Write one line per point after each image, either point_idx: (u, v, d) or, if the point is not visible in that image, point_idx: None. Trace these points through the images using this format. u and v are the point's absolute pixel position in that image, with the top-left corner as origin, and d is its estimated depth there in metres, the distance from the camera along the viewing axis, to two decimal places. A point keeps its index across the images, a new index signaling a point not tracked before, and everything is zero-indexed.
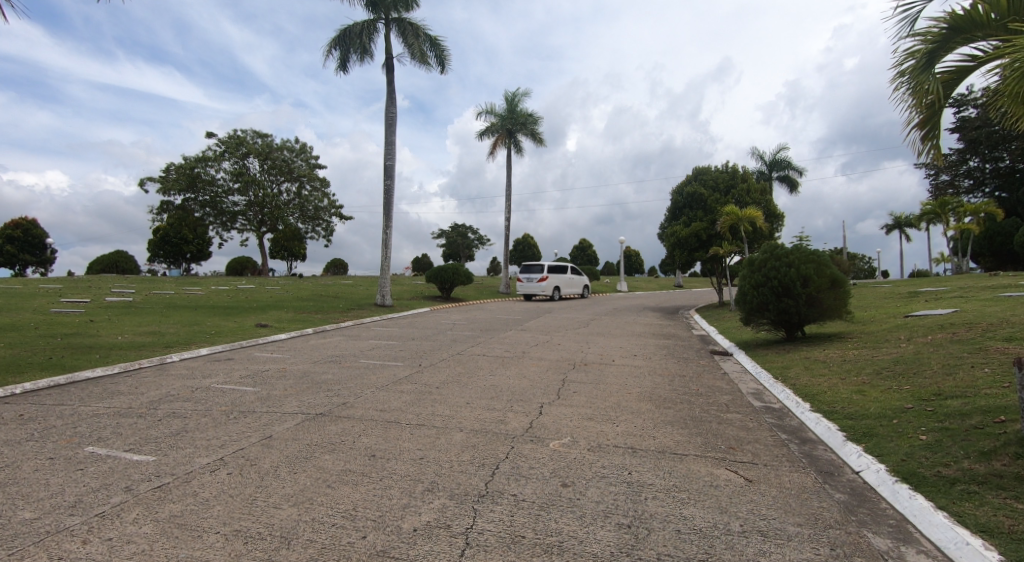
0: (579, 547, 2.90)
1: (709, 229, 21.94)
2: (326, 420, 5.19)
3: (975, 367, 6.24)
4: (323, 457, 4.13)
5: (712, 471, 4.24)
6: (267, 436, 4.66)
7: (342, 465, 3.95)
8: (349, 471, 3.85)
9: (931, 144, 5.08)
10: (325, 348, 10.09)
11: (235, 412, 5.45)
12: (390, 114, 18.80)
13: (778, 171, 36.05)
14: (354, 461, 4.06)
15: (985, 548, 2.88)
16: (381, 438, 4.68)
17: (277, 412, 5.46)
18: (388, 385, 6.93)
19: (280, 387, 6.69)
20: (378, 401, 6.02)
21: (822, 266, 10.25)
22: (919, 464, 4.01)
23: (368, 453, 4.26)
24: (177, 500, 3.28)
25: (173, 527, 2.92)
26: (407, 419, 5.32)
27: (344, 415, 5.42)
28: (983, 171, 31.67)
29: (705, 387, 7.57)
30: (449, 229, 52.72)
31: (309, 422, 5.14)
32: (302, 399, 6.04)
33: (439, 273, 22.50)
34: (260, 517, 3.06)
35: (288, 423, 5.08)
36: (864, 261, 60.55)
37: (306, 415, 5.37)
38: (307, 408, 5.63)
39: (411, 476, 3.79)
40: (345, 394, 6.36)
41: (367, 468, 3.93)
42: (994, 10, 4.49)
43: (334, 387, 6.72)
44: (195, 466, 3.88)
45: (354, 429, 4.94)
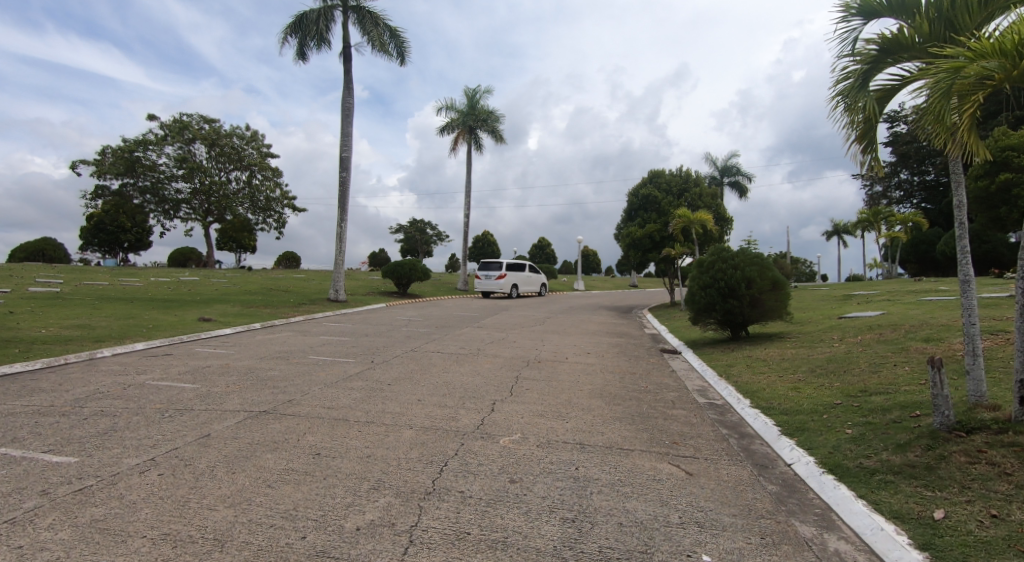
0: (523, 542, 2.95)
1: (662, 231, 22.60)
2: (269, 419, 5.06)
3: (897, 365, 6.69)
4: (265, 456, 4.04)
5: (655, 465, 4.39)
6: (205, 435, 4.52)
7: (284, 465, 3.87)
8: (293, 470, 3.78)
9: (869, 158, 5.12)
10: (272, 344, 9.79)
11: (170, 410, 5.25)
12: (348, 104, 18.45)
13: (730, 177, 37.32)
14: (298, 459, 3.99)
15: (897, 533, 3.09)
16: (328, 436, 4.59)
17: (218, 410, 5.30)
18: (337, 382, 6.81)
19: (221, 385, 6.45)
20: (326, 399, 5.90)
21: (764, 269, 10.75)
22: (844, 456, 4.26)
23: (313, 452, 4.18)
24: (99, 503, 3.15)
25: (93, 532, 2.81)
26: (356, 417, 5.26)
27: (289, 412, 5.31)
28: (912, 183, 34.64)
29: (654, 384, 7.78)
30: (408, 223, 52.14)
31: (252, 420, 5.00)
32: (245, 397, 5.86)
33: (396, 268, 22.26)
34: (192, 520, 2.98)
35: (229, 421, 4.94)
36: (805, 265, 63.94)
37: (249, 413, 5.22)
38: (250, 407, 5.46)
39: (357, 475, 3.75)
40: (291, 391, 6.21)
41: (312, 467, 3.86)
42: (919, 33, 4.46)
43: (281, 385, 6.55)
44: (122, 467, 3.72)
45: (300, 427, 4.85)
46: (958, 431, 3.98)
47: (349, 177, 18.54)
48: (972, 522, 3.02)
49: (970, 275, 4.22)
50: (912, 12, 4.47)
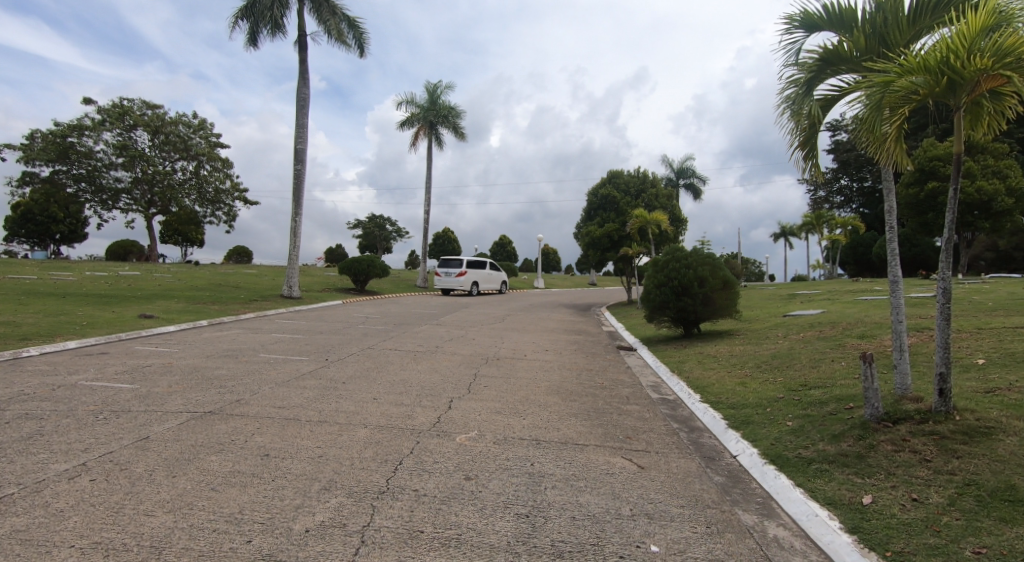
0: (477, 539, 2.99)
1: (620, 230, 23.05)
2: (215, 419, 4.93)
3: (834, 360, 7.07)
4: (208, 458, 3.95)
5: (608, 460, 4.51)
6: (143, 437, 4.38)
7: (230, 467, 3.79)
8: (239, 472, 3.71)
9: (811, 163, 5.37)
10: (219, 342, 9.49)
11: (105, 411, 5.04)
12: (303, 94, 18.00)
13: (685, 179, 38.29)
14: (245, 461, 3.92)
15: (829, 519, 3.29)
16: (277, 436, 4.52)
17: (159, 411, 5.13)
18: (289, 381, 6.68)
19: (162, 385, 6.23)
20: (277, 398, 5.79)
21: (715, 269, 11.13)
22: (784, 447, 4.49)
23: (261, 453, 4.11)
24: (23, 513, 3.01)
25: (15, 544, 2.68)
26: (308, 416, 5.18)
27: (236, 412, 5.19)
28: (851, 189, 36.57)
29: (610, 381, 7.94)
30: (366, 219, 51.25)
31: (195, 421, 4.87)
32: (188, 397, 5.68)
33: (353, 265, 21.90)
34: (127, 527, 2.89)
35: (169, 422, 4.79)
36: (755, 265, 66.37)
37: (191, 414, 5.07)
38: (194, 407, 5.31)
39: (308, 475, 3.71)
40: (240, 390, 6.07)
41: (259, 468, 3.80)
42: (857, 47, 4.70)
43: (228, 384, 6.37)
44: (49, 473, 3.57)
45: (247, 427, 4.75)
46: (886, 421, 4.25)
47: (304, 170, 18.12)
48: (896, 506, 3.24)
49: (898, 276, 4.50)
50: (850, 26, 4.70)
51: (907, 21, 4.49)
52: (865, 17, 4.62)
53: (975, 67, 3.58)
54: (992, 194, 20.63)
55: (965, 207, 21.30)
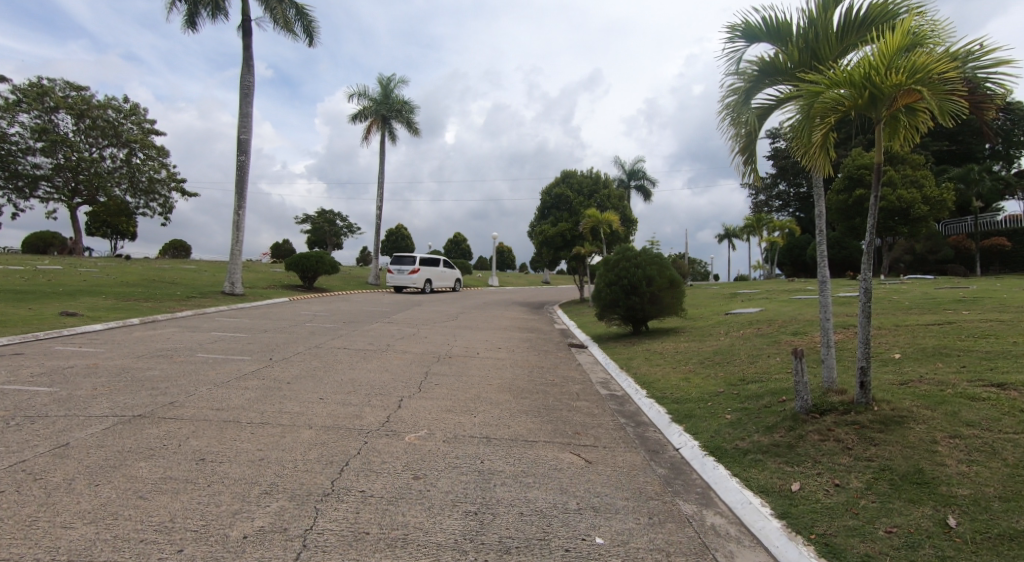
0: (424, 538, 3.01)
1: (573, 230, 23.40)
2: (145, 423, 4.74)
3: (770, 355, 7.45)
4: (137, 464, 3.79)
5: (557, 455, 4.61)
6: (62, 444, 4.16)
7: (161, 473, 3.66)
8: (171, 479, 3.58)
9: (751, 168, 5.64)
10: (152, 341, 9.08)
11: (19, 417, 4.75)
12: (247, 82, 17.39)
13: (636, 180, 39.20)
14: (179, 466, 3.80)
15: (761, 506, 3.47)
16: (214, 440, 4.39)
17: (81, 415, 4.87)
18: (229, 381, 6.48)
19: (87, 387, 5.93)
20: (216, 399, 5.61)
21: (663, 268, 11.47)
22: (723, 439, 4.70)
23: (196, 457, 3.98)
24: None
25: None
26: (248, 418, 5.05)
27: (169, 415, 4.99)
28: (789, 194, 38.48)
29: (561, 378, 8.08)
30: (316, 214, 49.87)
31: (122, 425, 4.65)
32: (116, 400, 5.43)
33: (301, 261, 21.32)
34: (43, 540, 2.73)
35: (93, 428, 4.56)
36: (701, 266, 68.76)
37: (118, 418, 4.84)
38: (122, 411, 5.08)
39: (248, 479, 3.63)
40: (174, 392, 5.84)
41: (194, 474, 3.68)
42: (791, 59, 4.96)
43: (161, 386, 6.12)
44: None
45: (181, 431, 4.58)
46: (814, 412, 4.52)
47: (248, 162, 17.52)
48: (820, 492, 3.47)
49: (826, 276, 4.78)
50: (785, 40, 4.96)
51: (834, 37, 4.78)
52: (798, 32, 4.88)
53: (892, 83, 3.85)
54: (909, 202, 22.12)
55: (886, 214, 22.70)
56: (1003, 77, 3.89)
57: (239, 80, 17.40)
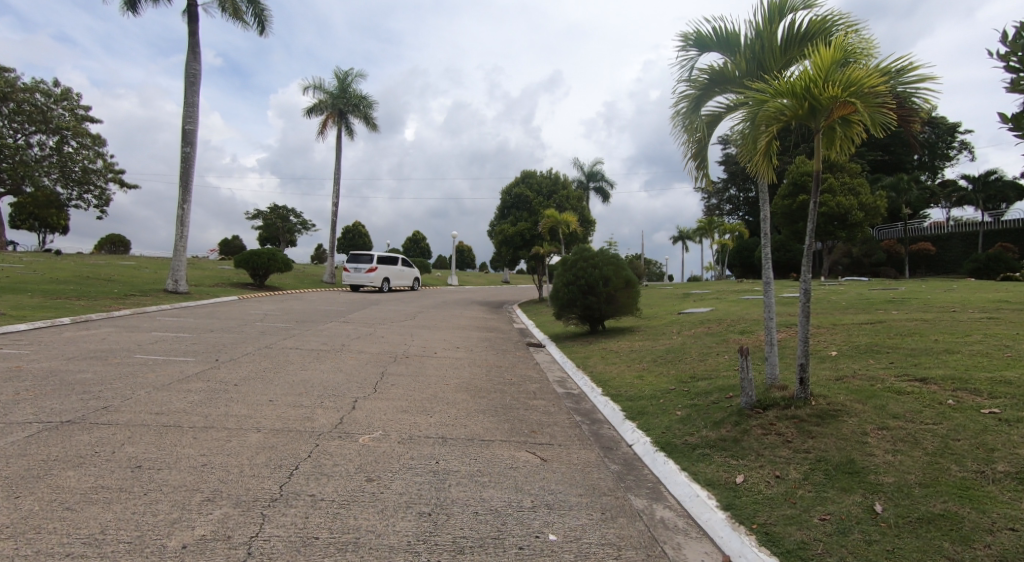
0: (376, 541, 2.99)
1: (532, 229, 23.55)
2: (75, 429, 4.52)
3: (719, 353, 7.72)
4: (64, 474, 3.61)
5: (513, 454, 4.65)
6: None
7: (92, 482, 3.50)
8: (103, 488, 3.43)
9: (702, 173, 5.83)
10: (86, 342, 8.64)
11: None
12: (193, 70, 16.75)
13: (594, 182, 39.75)
14: (112, 474, 3.64)
15: (708, 498, 3.60)
16: (152, 446, 4.22)
17: (2, 423, 4.60)
18: (171, 384, 6.24)
19: (11, 391, 5.60)
20: (155, 403, 5.40)
21: (619, 269, 11.69)
22: (674, 435, 4.84)
23: (132, 464, 3.83)
24: None
25: None
26: (190, 422, 4.88)
27: (101, 421, 4.77)
28: (739, 198, 39.87)
29: (519, 376, 8.14)
30: (267, 210, 48.27)
31: (48, 432, 4.42)
32: (44, 405, 5.16)
33: (251, 258, 20.67)
34: None
35: (15, 435, 4.32)
36: (657, 267, 70.39)
37: (44, 425, 4.60)
38: (50, 416, 4.83)
39: (188, 486, 3.51)
40: (108, 396, 5.58)
41: (128, 482, 3.53)
42: (738, 68, 5.16)
43: (94, 389, 5.84)
44: None
45: (115, 437, 4.39)
46: (758, 408, 4.71)
47: (193, 153, 16.88)
48: (762, 483, 3.63)
49: (770, 278, 4.97)
50: (733, 50, 5.16)
51: (779, 49, 4.99)
52: (745, 42, 5.08)
53: (829, 95, 4.05)
54: (848, 208, 23.25)
55: (827, 218, 23.76)
56: (926, 92, 4.16)
57: (184, 68, 16.75)
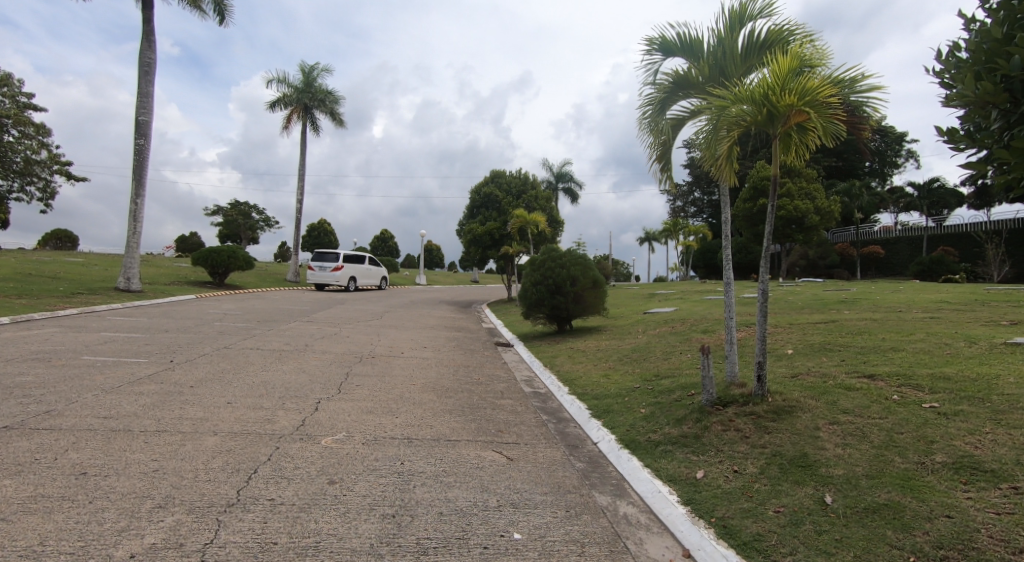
0: (338, 544, 2.96)
1: (501, 229, 23.56)
2: (15, 435, 4.32)
3: (682, 352, 7.90)
4: (1, 483, 3.44)
5: (479, 453, 4.66)
6: None
7: (32, 491, 3.35)
8: (44, 497, 3.29)
9: (666, 175, 5.95)
10: (29, 343, 8.25)
11: None
12: (147, 59, 16.20)
13: (563, 183, 40.03)
14: (54, 482, 3.49)
15: (669, 494, 3.68)
16: (100, 452, 4.07)
17: None
18: (121, 386, 6.02)
19: None
20: (103, 407, 5.20)
21: (587, 269, 11.80)
22: (638, 433, 4.93)
23: (77, 471, 3.68)
24: None
25: None
26: (141, 426, 4.72)
27: (43, 426, 4.57)
28: (703, 201, 40.81)
29: (486, 376, 8.15)
30: (228, 206, 46.93)
31: None
32: None
33: (210, 256, 20.09)
34: None
35: None
36: (624, 268, 71.30)
37: None
38: None
39: (139, 493, 3.41)
40: (52, 400, 5.35)
41: (72, 490, 3.40)
42: (701, 74, 5.28)
43: (38, 393, 5.60)
44: None
45: (58, 443, 4.21)
46: (718, 405, 4.84)
47: (147, 146, 16.32)
48: (721, 478, 3.73)
49: (731, 279, 5.10)
50: (697, 55, 5.28)
51: (740, 56, 5.14)
52: (708, 48, 5.20)
53: (785, 103, 4.20)
54: (804, 212, 24.04)
55: (785, 222, 24.51)
56: (876, 101, 4.34)
57: (139, 56, 16.19)
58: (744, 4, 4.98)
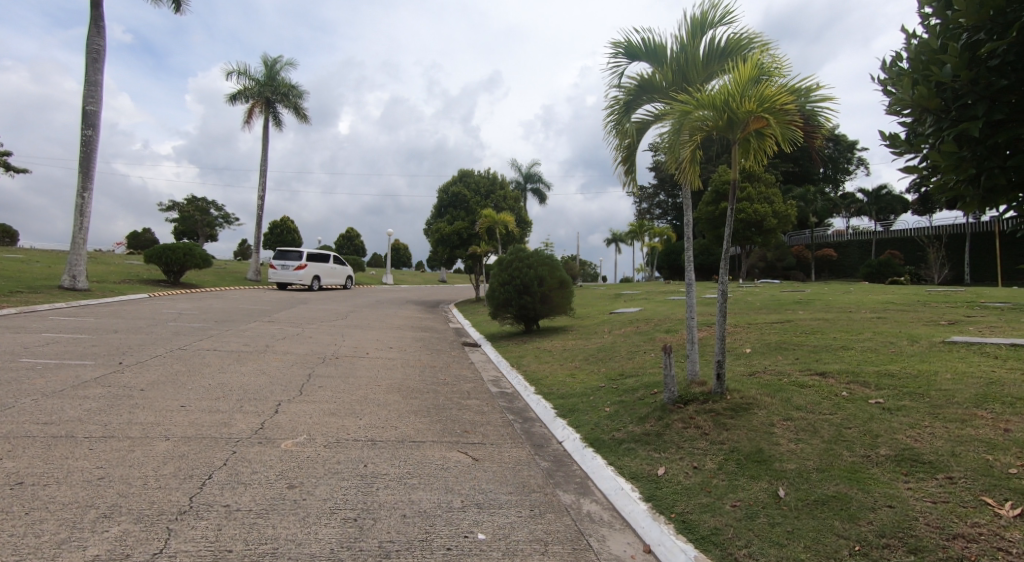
0: (296, 550, 2.91)
1: (469, 229, 23.50)
2: None
3: (646, 351, 8.04)
4: None
5: (444, 454, 4.64)
6: None
7: None
8: None
9: (631, 177, 6.04)
10: None
11: None
12: (96, 46, 15.56)
13: (532, 184, 40.19)
14: None
15: (631, 491, 3.75)
16: (41, 460, 3.89)
17: None
18: (65, 390, 5.77)
19: None
20: (44, 412, 4.97)
21: (554, 269, 11.88)
22: (602, 431, 5.00)
23: (13, 481, 3.51)
24: None
25: None
26: (86, 432, 4.53)
27: None
28: (668, 204, 41.61)
29: (453, 376, 8.12)
30: (184, 201, 45.47)
31: None
32: None
33: (164, 253, 19.42)
34: None
35: None
36: (590, 268, 72.09)
37: None
38: None
39: (82, 502, 3.27)
40: None
41: (7, 501, 3.23)
42: (665, 79, 5.38)
43: None
44: None
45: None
46: (679, 403, 4.94)
47: (95, 137, 15.69)
48: (681, 474, 3.82)
49: (692, 279, 5.21)
50: (660, 61, 5.38)
51: (702, 62, 5.25)
52: (671, 54, 5.31)
53: (745, 109, 4.32)
54: (763, 215, 24.78)
55: (745, 225, 25.18)
56: (828, 111, 4.50)
57: (87, 42, 15.54)
58: (705, 12, 5.10)
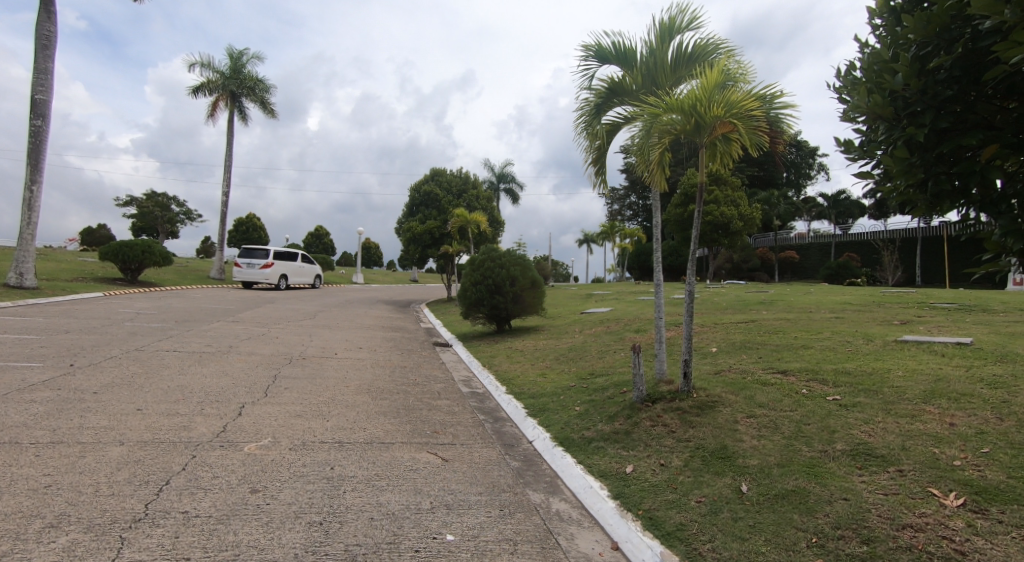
0: (259, 556, 2.87)
1: (441, 228, 23.37)
2: None
3: (616, 351, 8.13)
4: None
5: (414, 455, 4.61)
6: None
7: None
8: None
9: (601, 178, 6.10)
10: None
11: None
12: (47, 32, 14.98)
13: (504, 184, 40.19)
14: None
15: (600, 489, 3.79)
16: None
17: None
18: (11, 394, 5.53)
19: None
20: None
21: (525, 269, 11.91)
22: (572, 430, 5.04)
23: None
24: None
25: None
26: (34, 438, 4.36)
27: None
28: (639, 205, 42.15)
29: (423, 377, 8.08)
30: (144, 197, 44.07)
31: None
32: None
33: (121, 250, 18.81)
34: None
35: None
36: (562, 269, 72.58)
37: None
38: None
39: (29, 512, 3.15)
40: None
41: None
42: (635, 82, 5.46)
43: None
44: None
45: None
46: (648, 402, 5.01)
47: (46, 128, 15.10)
48: (648, 471, 3.88)
49: (660, 280, 5.30)
50: (630, 64, 5.46)
51: (670, 66, 5.35)
52: (641, 57, 5.39)
53: (712, 114, 4.43)
54: (730, 217, 25.33)
55: (712, 227, 25.69)
56: (790, 118, 4.64)
57: (37, 29, 14.94)
58: (673, 17, 5.20)
